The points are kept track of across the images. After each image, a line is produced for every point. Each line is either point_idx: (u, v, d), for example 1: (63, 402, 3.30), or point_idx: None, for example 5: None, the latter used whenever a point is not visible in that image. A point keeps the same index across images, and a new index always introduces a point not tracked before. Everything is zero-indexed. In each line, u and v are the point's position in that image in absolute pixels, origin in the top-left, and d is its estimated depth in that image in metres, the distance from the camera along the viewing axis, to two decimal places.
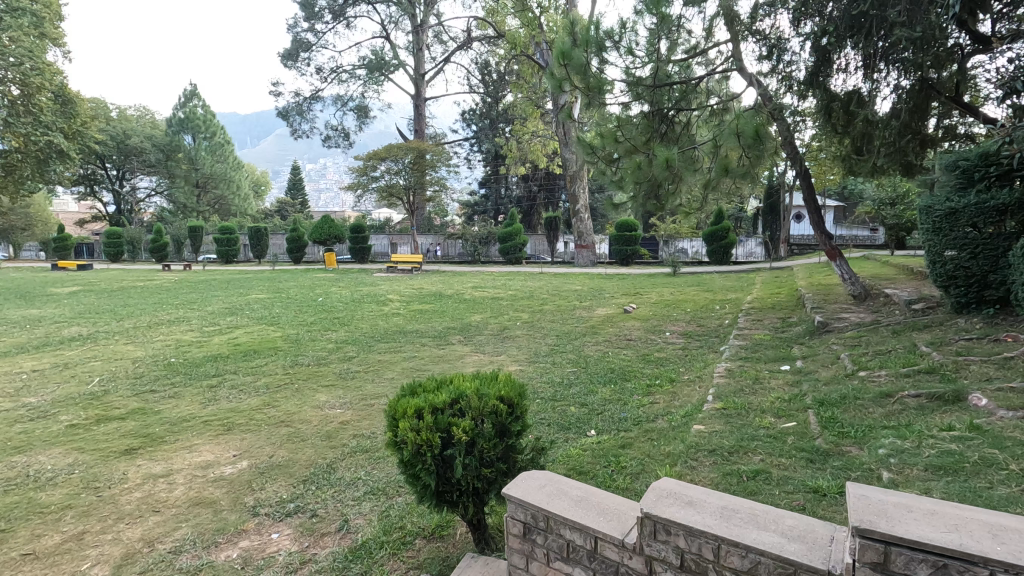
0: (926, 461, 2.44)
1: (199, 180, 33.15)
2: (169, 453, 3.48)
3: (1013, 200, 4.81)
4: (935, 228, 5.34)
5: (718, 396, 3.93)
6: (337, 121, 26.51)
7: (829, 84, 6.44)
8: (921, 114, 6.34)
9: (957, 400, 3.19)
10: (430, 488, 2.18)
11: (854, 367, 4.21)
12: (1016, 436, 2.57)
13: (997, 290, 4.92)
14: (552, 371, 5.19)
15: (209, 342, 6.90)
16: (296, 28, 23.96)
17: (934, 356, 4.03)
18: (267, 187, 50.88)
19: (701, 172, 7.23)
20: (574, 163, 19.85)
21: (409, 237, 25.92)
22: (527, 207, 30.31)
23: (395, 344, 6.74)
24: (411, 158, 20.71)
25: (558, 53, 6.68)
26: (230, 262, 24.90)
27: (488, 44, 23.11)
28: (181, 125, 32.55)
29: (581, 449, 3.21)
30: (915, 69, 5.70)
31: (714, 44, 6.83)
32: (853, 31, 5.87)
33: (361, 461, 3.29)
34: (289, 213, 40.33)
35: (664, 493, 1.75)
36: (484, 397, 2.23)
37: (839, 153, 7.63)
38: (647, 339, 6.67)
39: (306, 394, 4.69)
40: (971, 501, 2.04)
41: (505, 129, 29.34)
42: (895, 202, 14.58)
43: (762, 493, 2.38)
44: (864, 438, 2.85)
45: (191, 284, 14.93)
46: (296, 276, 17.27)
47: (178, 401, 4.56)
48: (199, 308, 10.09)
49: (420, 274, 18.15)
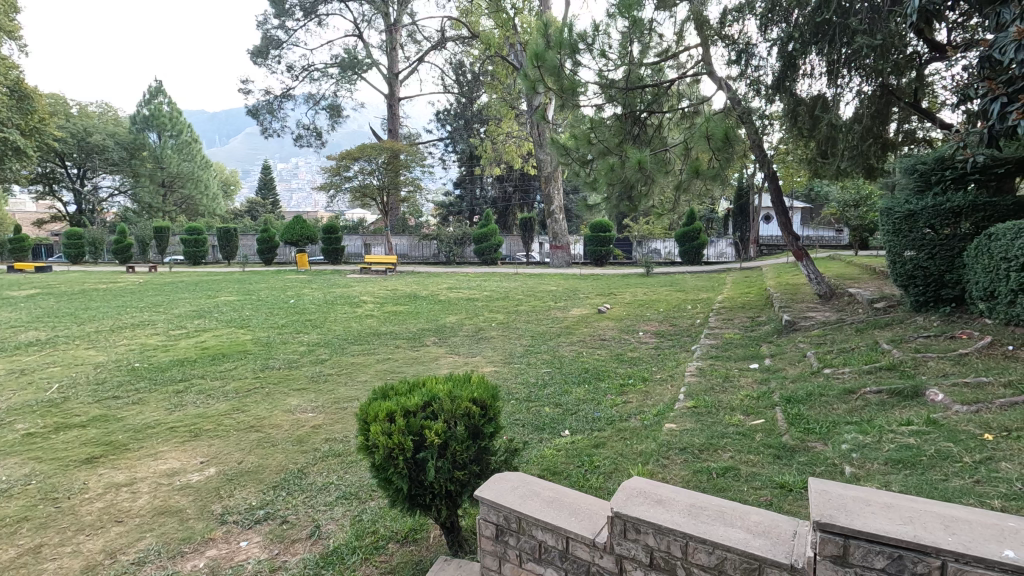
0: (887, 455, 2.52)
1: (165, 180, 32.38)
2: (133, 461, 3.37)
3: (967, 203, 5.04)
4: (896, 229, 5.49)
5: (688, 395, 3.97)
6: (308, 121, 26.10)
7: (795, 89, 6.55)
8: (882, 119, 6.56)
9: (916, 395, 3.31)
10: (402, 492, 2.15)
11: (820, 365, 4.32)
12: (969, 430, 2.68)
13: (952, 289, 5.10)
14: (527, 372, 5.23)
15: (174, 346, 6.73)
16: (265, 25, 23.41)
17: (895, 354, 4.16)
18: (236, 187, 50.06)
19: (673, 173, 7.34)
20: (549, 164, 19.90)
21: (383, 238, 25.64)
22: (502, 208, 30.50)
23: (368, 345, 6.68)
24: (385, 158, 20.46)
25: (532, 54, 6.66)
26: (198, 263, 24.26)
27: (462, 45, 23.00)
28: (145, 124, 31.68)
29: (556, 449, 3.22)
30: (876, 76, 5.91)
31: (685, 48, 7.00)
32: (818, 37, 6.05)
33: (334, 465, 3.24)
34: (260, 214, 39.56)
35: (634, 492, 1.77)
36: (456, 399, 2.23)
37: (806, 156, 7.78)
38: (621, 339, 6.75)
39: (276, 399, 4.60)
40: (928, 494, 2.10)
41: (480, 130, 29.17)
42: (858, 204, 15.16)
43: (732, 489, 2.43)
44: (828, 434, 2.94)
45: (156, 287, 14.46)
46: (266, 278, 16.95)
47: (142, 408, 4.42)
48: (165, 311, 9.81)
49: (395, 275, 18.05)
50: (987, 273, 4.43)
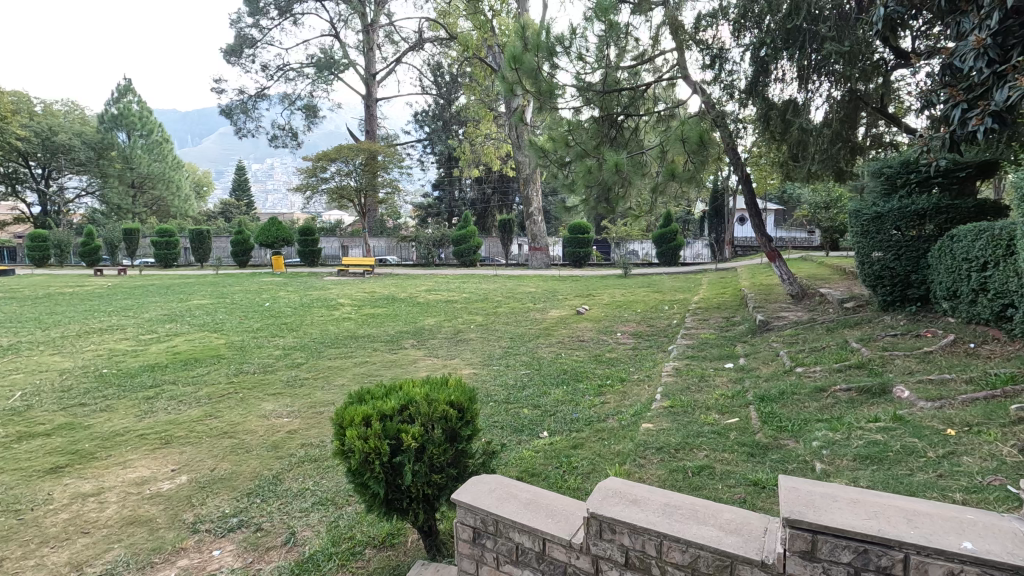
0: (855, 452, 2.58)
1: (135, 180, 31.67)
2: (100, 471, 3.27)
3: (931, 205, 5.21)
4: (863, 231, 5.64)
5: (665, 395, 4.02)
6: (284, 121, 25.69)
7: (767, 93, 6.68)
8: (851, 123, 6.72)
9: (884, 392, 3.41)
10: (379, 497, 2.14)
11: (792, 364, 4.41)
12: (933, 425, 2.76)
13: (918, 289, 5.25)
14: (506, 374, 5.21)
15: (145, 351, 6.56)
16: (239, 23, 22.99)
17: (863, 352, 4.27)
18: (209, 188, 49.19)
19: (650, 176, 7.41)
20: (527, 166, 19.84)
21: (360, 240, 25.40)
22: (481, 210, 30.51)
23: (345, 349, 6.59)
24: (362, 159, 20.24)
25: (509, 57, 6.69)
26: (170, 266, 23.69)
27: (440, 46, 22.90)
28: (113, 122, 30.95)
29: (534, 450, 3.24)
30: (845, 82, 6.07)
31: (661, 52, 7.10)
32: (789, 43, 6.20)
33: (309, 471, 3.20)
34: (234, 216, 38.81)
35: (610, 492, 1.78)
36: (433, 402, 2.22)
37: (778, 160, 7.91)
38: (599, 339, 6.82)
39: (249, 404, 4.52)
40: (894, 489, 2.16)
41: (458, 132, 29.07)
42: (829, 206, 15.57)
43: (707, 487, 2.46)
44: (800, 431, 3.01)
45: (125, 290, 14.06)
46: (240, 280, 16.62)
47: (110, 415, 4.30)
48: (135, 316, 9.54)
49: (373, 277, 17.89)
50: (950, 274, 4.58)
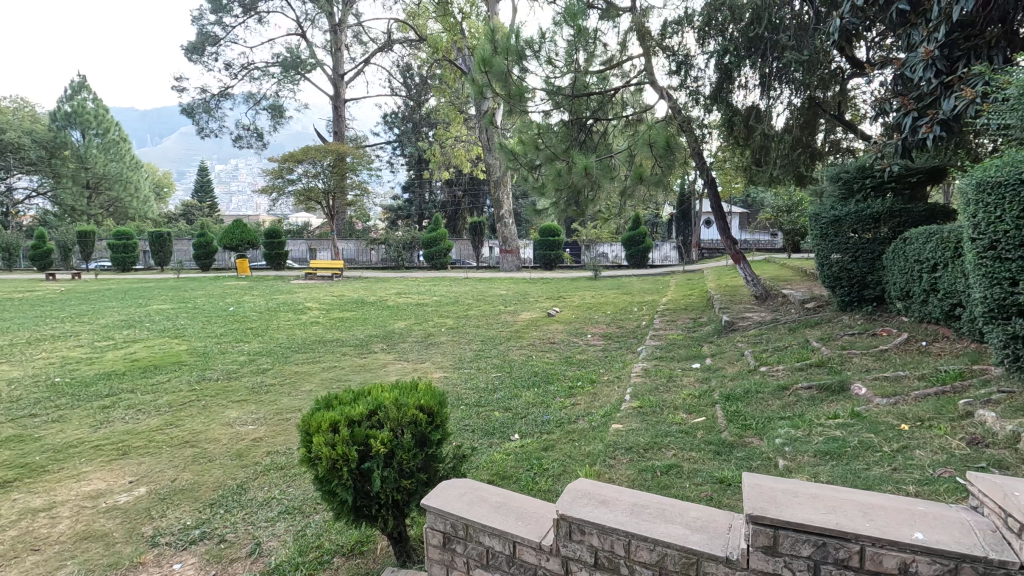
0: (816, 448, 2.67)
1: (90, 181, 30.42)
2: (52, 484, 3.13)
3: (885, 209, 5.43)
4: (822, 234, 5.84)
5: (634, 396, 4.08)
6: (249, 121, 25.08)
7: (731, 99, 6.84)
8: (810, 130, 6.96)
9: (842, 390, 3.53)
10: (347, 504, 2.10)
11: (756, 363, 4.53)
12: (889, 420, 2.88)
13: (874, 289, 5.46)
14: (477, 377, 5.18)
15: (101, 359, 6.31)
16: (201, 20, 22.36)
17: (824, 351, 4.42)
18: (170, 190, 47.67)
19: (618, 179, 7.49)
20: (498, 169, 19.79)
21: (329, 243, 25.00)
22: (451, 212, 30.42)
23: (312, 354, 6.47)
24: (331, 161, 19.89)
25: (479, 60, 6.69)
26: (127, 270, 22.86)
27: (409, 47, 22.72)
28: (66, 121, 29.92)
29: (505, 453, 3.23)
30: (805, 89, 6.28)
31: (629, 58, 7.21)
32: (751, 51, 6.38)
33: (275, 479, 3.13)
34: (196, 218, 37.74)
35: (579, 494, 1.80)
36: (403, 407, 2.20)
37: (742, 164, 8.09)
38: (569, 341, 6.86)
39: (213, 412, 4.39)
40: (852, 483, 2.23)
41: (428, 134, 28.90)
42: (790, 210, 16.03)
43: (675, 486, 2.49)
44: (763, 429, 3.08)
45: (80, 295, 13.49)
46: (203, 285, 16.13)
47: (64, 426, 4.12)
48: (90, 322, 9.16)
49: (342, 281, 17.61)
50: (903, 275, 4.78)
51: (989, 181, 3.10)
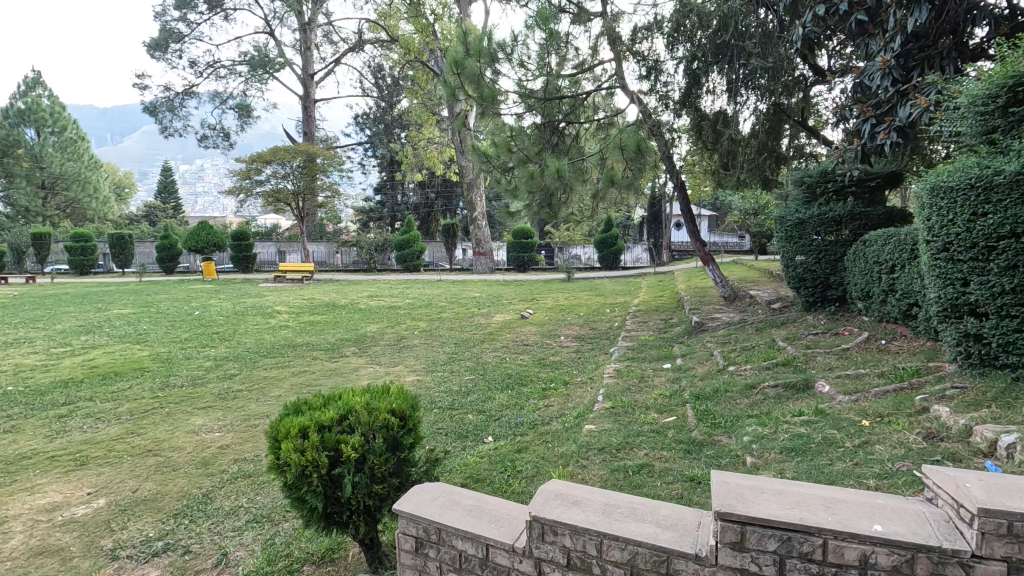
0: (782, 445, 2.73)
1: (46, 180, 29.21)
2: (4, 498, 2.99)
3: (846, 213, 5.61)
4: (788, 236, 6.00)
5: (606, 396, 4.12)
6: (215, 120, 24.46)
7: (699, 104, 6.98)
8: (775, 135, 7.16)
9: (807, 387, 3.63)
10: (317, 511, 2.06)
11: (725, 363, 4.63)
12: (850, 417, 2.97)
13: (836, 290, 5.64)
14: (450, 380, 5.15)
15: (58, 366, 6.06)
16: (164, 16, 21.72)
17: (789, 350, 4.54)
18: (131, 191, 46.09)
19: (590, 182, 7.57)
20: (471, 171, 19.71)
21: (299, 245, 24.55)
22: (424, 214, 30.21)
23: (282, 358, 6.34)
24: (300, 162, 19.52)
25: (451, 62, 6.67)
26: (86, 273, 22.02)
27: (381, 48, 22.49)
28: (20, 118, 28.69)
29: (479, 455, 3.22)
30: (770, 95, 6.45)
31: (600, 62, 7.30)
32: (718, 57, 6.53)
33: (242, 487, 3.05)
34: (160, 220, 36.62)
35: (552, 495, 1.80)
36: (374, 411, 2.17)
37: (710, 168, 8.27)
38: (542, 343, 6.89)
39: (177, 419, 4.26)
40: (815, 478, 2.30)
41: (400, 135, 28.60)
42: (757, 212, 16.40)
43: (647, 485, 2.53)
44: (732, 427, 3.15)
45: (34, 300, 12.91)
46: (167, 288, 15.63)
47: (16, 437, 3.94)
48: (45, 327, 8.78)
49: (312, 283, 17.29)
50: (864, 276, 4.95)
51: (943, 186, 3.22)
